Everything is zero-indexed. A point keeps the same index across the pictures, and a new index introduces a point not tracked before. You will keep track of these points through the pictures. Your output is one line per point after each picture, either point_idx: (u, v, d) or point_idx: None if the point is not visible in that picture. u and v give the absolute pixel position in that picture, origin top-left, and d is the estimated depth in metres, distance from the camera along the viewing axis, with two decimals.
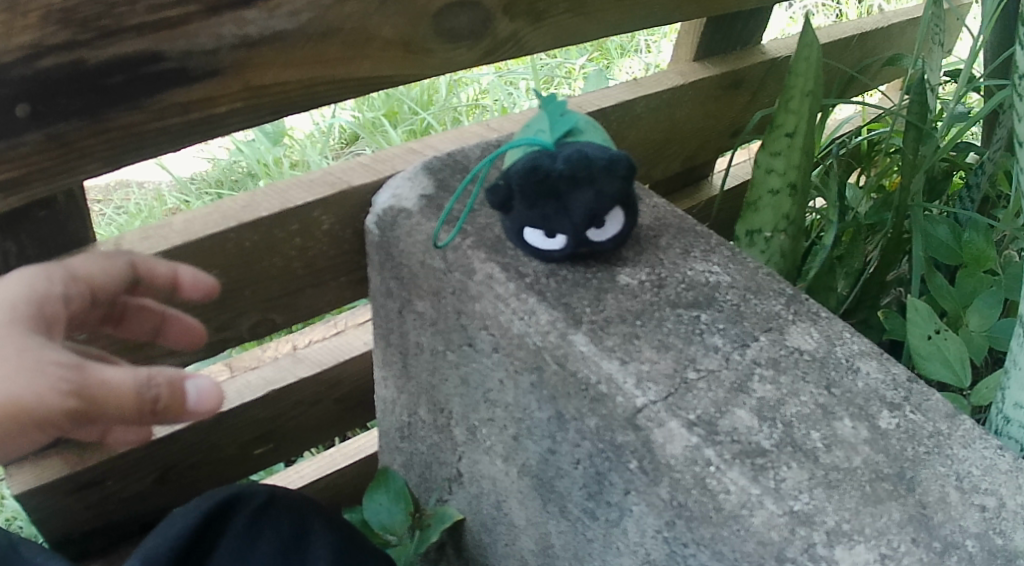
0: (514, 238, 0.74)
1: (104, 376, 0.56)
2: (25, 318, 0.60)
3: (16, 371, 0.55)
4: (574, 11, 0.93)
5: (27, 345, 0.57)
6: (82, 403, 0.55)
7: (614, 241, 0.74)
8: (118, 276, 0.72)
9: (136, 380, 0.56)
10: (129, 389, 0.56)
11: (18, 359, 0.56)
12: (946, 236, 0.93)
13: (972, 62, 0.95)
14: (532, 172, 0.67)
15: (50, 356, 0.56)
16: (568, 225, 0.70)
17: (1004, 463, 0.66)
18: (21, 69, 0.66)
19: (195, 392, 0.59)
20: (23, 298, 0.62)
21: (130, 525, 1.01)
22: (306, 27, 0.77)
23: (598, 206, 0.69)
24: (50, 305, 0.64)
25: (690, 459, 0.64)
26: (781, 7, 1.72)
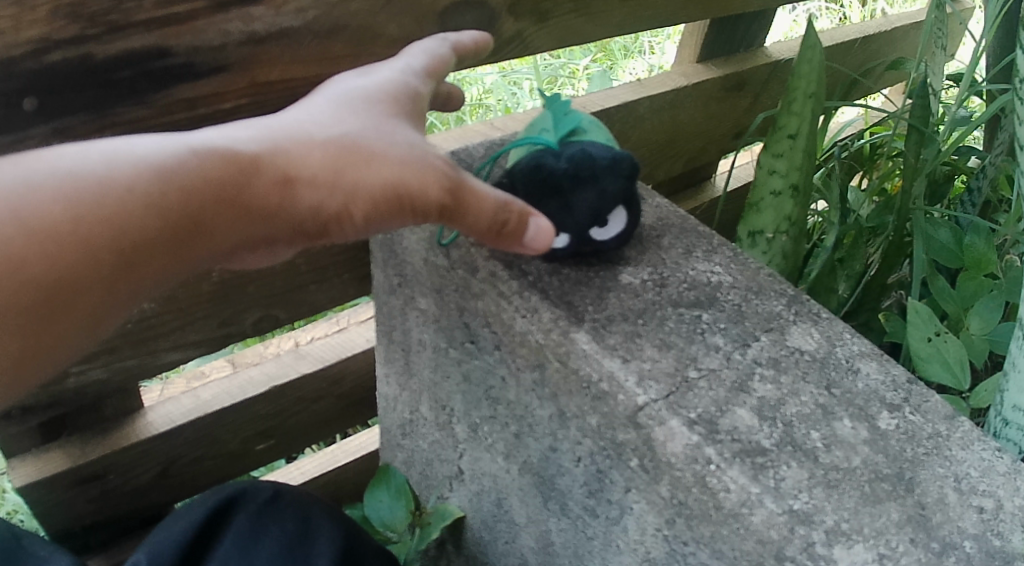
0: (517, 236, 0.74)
1: (475, 189, 0.63)
2: (405, 105, 0.66)
3: (365, 144, 0.61)
4: (579, 11, 0.93)
5: (405, 137, 0.63)
6: (468, 201, 0.63)
7: (616, 241, 0.74)
8: (451, 69, 0.71)
9: (496, 198, 0.63)
10: (490, 204, 0.63)
11: (403, 146, 0.62)
12: (947, 239, 0.93)
13: (974, 65, 0.96)
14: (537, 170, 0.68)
15: (395, 136, 0.63)
16: (571, 224, 0.70)
17: (1003, 465, 0.66)
18: (28, 63, 0.67)
19: (535, 232, 0.65)
20: (402, 85, 0.67)
21: (130, 519, 1.02)
22: (313, 24, 0.77)
23: (601, 205, 0.69)
24: (422, 97, 0.68)
25: (691, 457, 0.64)
26: (785, 10, 1.72)
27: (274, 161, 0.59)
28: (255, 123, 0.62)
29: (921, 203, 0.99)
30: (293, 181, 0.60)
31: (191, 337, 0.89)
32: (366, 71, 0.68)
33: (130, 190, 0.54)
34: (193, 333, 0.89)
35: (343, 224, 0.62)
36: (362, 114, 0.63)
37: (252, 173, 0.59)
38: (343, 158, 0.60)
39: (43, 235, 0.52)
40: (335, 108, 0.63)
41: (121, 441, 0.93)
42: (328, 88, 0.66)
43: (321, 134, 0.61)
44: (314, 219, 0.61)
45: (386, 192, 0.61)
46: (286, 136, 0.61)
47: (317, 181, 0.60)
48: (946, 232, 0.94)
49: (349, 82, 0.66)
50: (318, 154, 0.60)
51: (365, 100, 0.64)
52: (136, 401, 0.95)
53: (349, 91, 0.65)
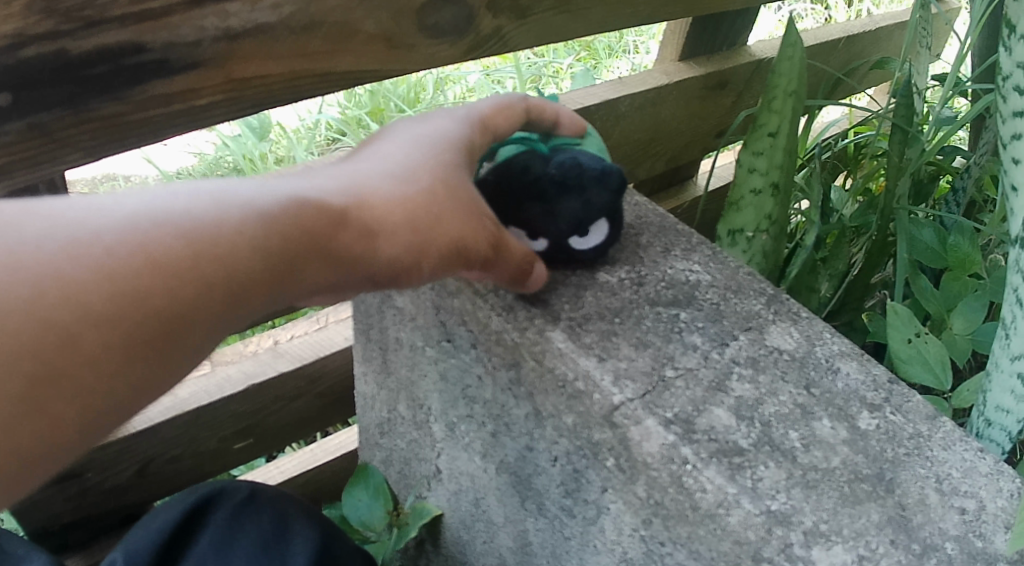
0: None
1: (513, 243, 0.65)
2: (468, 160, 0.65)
3: (447, 200, 0.60)
4: (559, 9, 0.93)
5: (474, 192, 0.62)
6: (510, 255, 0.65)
7: (593, 251, 0.73)
8: (512, 123, 0.70)
9: (523, 249, 0.66)
10: (518, 255, 0.66)
11: (471, 203, 0.62)
12: (932, 239, 0.92)
13: (958, 65, 0.96)
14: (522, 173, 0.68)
15: (469, 193, 0.62)
16: (550, 229, 0.69)
17: (984, 466, 0.66)
18: (2, 58, 0.66)
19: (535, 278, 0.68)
20: (463, 137, 0.65)
21: (109, 519, 1.01)
22: (289, 20, 0.76)
23: (584, 214, 0.69)
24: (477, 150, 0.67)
25: (667, 457, 0.63)
26: (770, 8, 1.71)
27: (367, 213, 0.57)
28: (329, 171, 0.59)
29: (905, 203, 0.99)
30: (384, 236, 0.57)
31: None
32: (422, 116, 0.66)
33: (244, 232, 0.50)
34: None
35: (414, 281, 0.60)
36: (440, 162, 0.62)
37: (345, 221, 0.56)
38: (431, 216, 0.59)
39: (160, 276, 0.47)
40: (414, 156, 0.61)
41: (99, 439, 0.92)
42: (397, 133, 0.63)
43: (405, 186, 0.59)
44: (394, 276, 0.59)
45: (461, 247, 0.60)
46: (370, 182, 0.58)
47: (406, 234, 0.58)
48: (930, 231, 0.93)
49: (412, 127, 0.64)
50: (404, 207, 0.58)
51: (441, 152, 0.62)
52: None
53: (420, 139, 0.63)
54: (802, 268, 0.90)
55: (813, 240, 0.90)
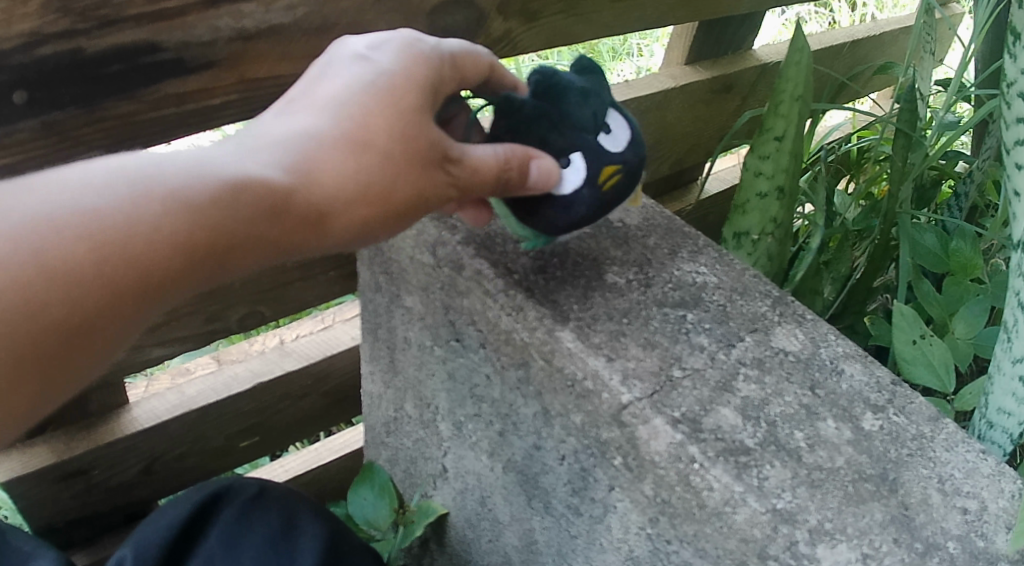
0: (538, 215, 0.67)
1: (475, 158, 0.62)
2: (432, 103, 0.62)
3: (402, 167, 0.59)
4: (568, 12, 0.94)
5: (436, 143, 0.61)
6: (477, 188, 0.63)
7: (636, 157, 0.67)
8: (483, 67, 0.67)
9: (499, 163, 0.62)
10: (494, 175, 0.62)
11: (430, 158, 0.61)
12: (933, 243, 0.94)
13: (962, 71, 0.96)
14: (509, 101, 0.65)
15: (428, 149, 0.60)
16: (571, 134, 0.65)
17: (986, 467, 0.67)
18: (18, 57, 0.67)
19: (535, 172, 0.63)
20: (428, 73, 0.62)
21: (114, 516, 1.02)
22: (303, 21, 0.77)
23: (591, 103, 0.65)
24: (445, 84, 0.64)
25: (674, 455, 0.64)
26: (774, 13, 1.72)
27: (313, 195, 0.57)
28: (273, 134, 0.58)
29: (908, 207, 1.00)
30: (330, 214, 0.57)
31: (177, 332, 0.89)
32: (379, 47, 0.62)
33: (157, 230, 0.50)
34: (180, 329, 0.89)
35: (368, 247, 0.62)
36: (397, 114, 0.59)
37: (290, 205, 0.56)
38: (383, 188, 0.59)
39: (85, 279, 0.48)
40: (370, 108, 0.59)
41: (106, 436, 0.93)
42: (352, 73, 0.60)
43: (354, 156, 0.58)
44: (347, 246, 0.60)
45: (412, 210, 0.61)
46: (315, 150, 0.57)
47: (355, 210, 0.58)
48: (932, 235, 0.94)
49: (368, 64, 0.61)
50: (354, 183, 0.58)
51: (399, 100, 0.60)
52: (122, 396, 0.94)
53: (378, 83, 0.60)
54: (806, 271, 0.91)
55: (818, 244, 0.91)
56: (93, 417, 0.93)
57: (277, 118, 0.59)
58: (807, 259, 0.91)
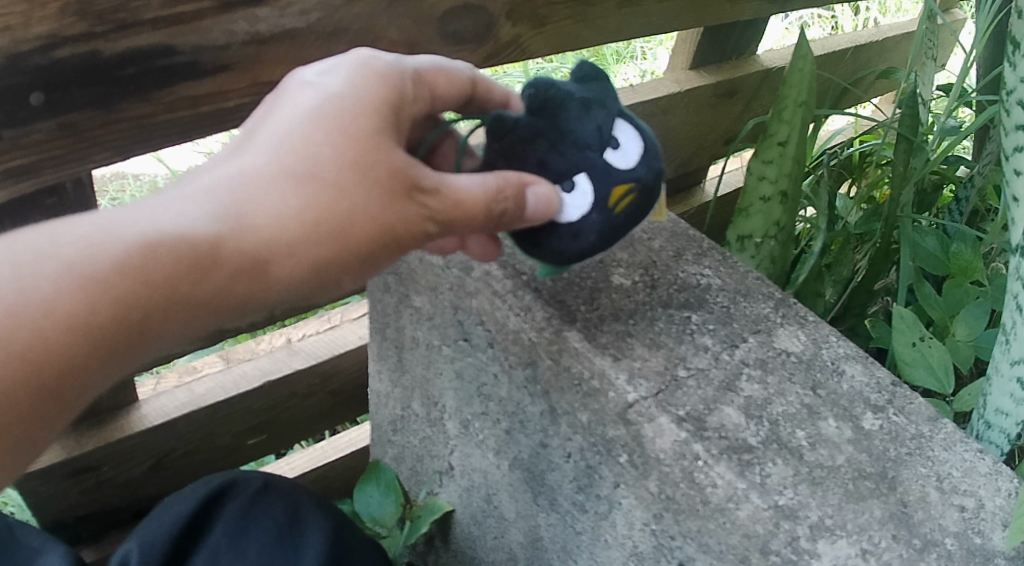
0: (546, 244, 0.65)
1: (451, 190, 0.62)
2: (390, 126, 0.61)
3: (358, 198, 0.59)
4: (576, 17, 0.96)
5: (400, 169, 0.60)
6: (455, 216, 0.62)
7: (651, 172, 0.64)
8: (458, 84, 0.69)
9: (484, 193, 0.62)
10: (479, 203, 0.62)
11: (392, 187, 0.60)
12: (933, 247, 0.95)
13: (963, 77, 0.98)
14: (502, 122, 0.64)
15: (387, 175, 0.60)
16: (574, 156, 0.62)
17: (984, 466, 0.68)
18: (36, 59, 0.68)
19: (533, 202, 0.61)
20: (382, 96, 0.62)
21: (122, 512, 1.03)
22: (315, 26, 0.79)
23: (593, 118, 0.62)
24: (403, 106, 0.63)
25: (679, 453, 0.66)
26: (776, 17, 1.74)
27: (264, 233, 0.57)
28: (214, 176, 0.57)
29: (909, 211, 1.02)
30: (284, 253, 0.57)
31: None
32: (329, 72, 0.62)
33: (52, 309, 0.51)
34: None
35: (340, 288, 0.62)
36: (348, 140, 0.59)
37: (237, 248, 0.56)
38: (339, 222, 0.58)
39: None
40: (319, 137, 0.59)
41: (116, 433, 0.94)
42: (302, 101, 0.60)
43: (304, 188, 0.58)
44: (314, 287, 0.60)
45: (379, 242, 0.60)
46: (254, 193, 0.57)
47: (311, 247, 0.58)
48: (933, 239, 0.96)
49: (316, 91, 0.60)
50: (306, 219, 0.57)
51: (350, 126, 0.59)
52: (131, 394, 0.95)
53: (328, 110, 0.60)
54: (808, 274, 0.93)
55: (820, 248, 0.93)
56: (103, 414, 0.94)
57: (223, 159, 0.59)
58: (809, 263, 0.93)
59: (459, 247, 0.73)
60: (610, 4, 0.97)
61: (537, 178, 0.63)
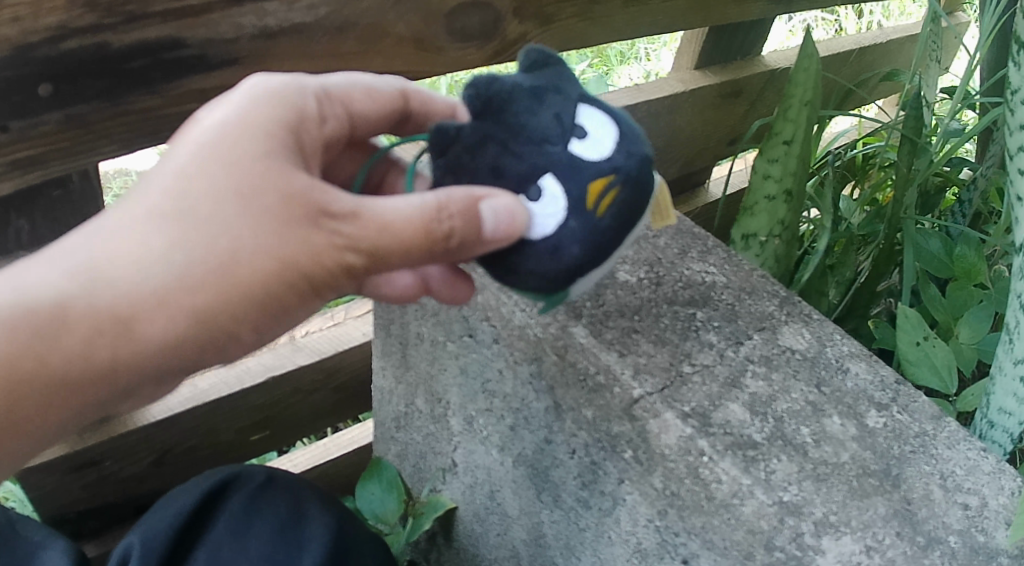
0: (526, 268, 0.59)
1: (368, 217, 0.58)
2: (279, 149, 0.58)
3: (237, 232, 0.56)
4: (582, 16, 0.96)
5: (294, 200, 0.57)
6: (379, 241, 0.58)
7: (631, 157, 0.58)
8: (387, 101, 0.68)
9: (418, 217, 0.58)
10: (413, 229, 0.58)
11: (287, 221, 0.57)
12: (937, 248, 0.96)
13: (967, 79, 0.98)
14: (443, 131, 0.58)
15: (276, 205, 0.56)
16: (537, 155, 0.57)
17: (987, 465, 0.68)
18: (45, 50, 0.68)
19: (492, 217, 0.56)
20: (268, 119, 0.59)
21: (123, 507, 1.02)
22: (324, 21, 0.79)
23: (547, 110, 0.57)
24: (299, 131, 0.60)
25: (684, 448, 0.66)
26: (780, 21, 1.75)
27: (125, 284, 0.55)
28: (96, 228, 0.56)
29: (913, 213, 1.02)
30: (153, 305, 0.55)
31: None
32: (216, 100, 0.59)
33: None
34: None
35: (241, 333, 0.60)
36: (225, 170, 0.56)
37: (95, 305, 0.54)
38: (218, 262, 0.56)
39: None
40: (189, 172, 0.56)
41: (119, 428, 0.94)
42: (180, 135, 0.58)
43: (171, 229, 0.55)
44: (204, 336, 0.58)
45: (277, 279, 0.57)
46: (128, 244, 0.55)
47: (184, 294, 0.56)
48: (937, 241, 0.96)
49: (199, 124, 0.57)
50: (175, 264, 0.55)
51: (226, 154, 0.56)
52: None
53: (205, 139, 0.57)
54: (812, 274, 0.93)
55: (824, 246, 0.93)
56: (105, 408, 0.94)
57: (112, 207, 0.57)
58: (813, 263, 0.92)
59: (425, 290, 0.72)
60: (616, 3, 0.98)
61: (492, 191, 0.57)
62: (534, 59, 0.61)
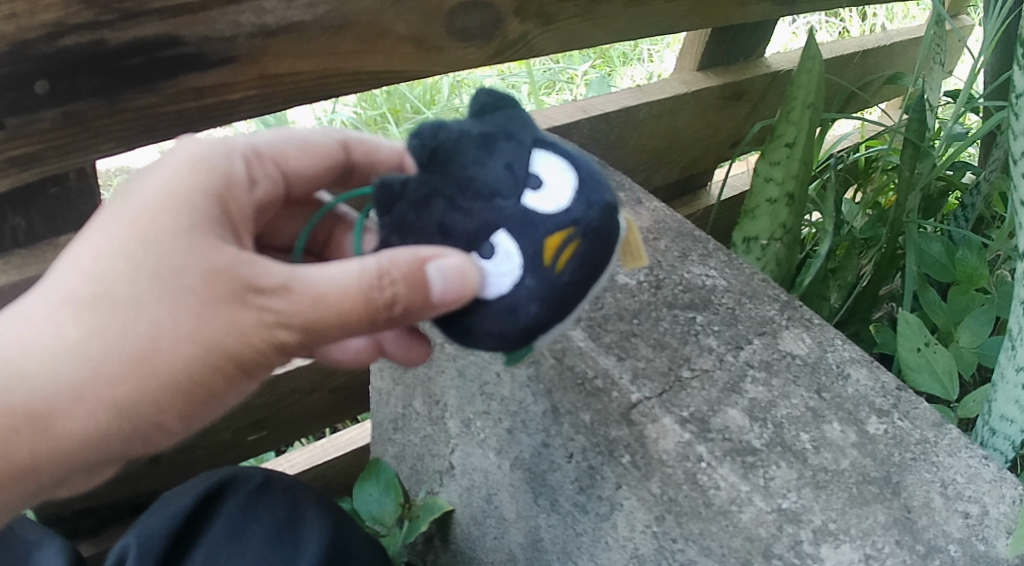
0: (483, 329, 0.55)
1: (302, 290, 0.55)
2: (201, 221, 0.56)
3: (155, 316, 0.54)
4: (584, 16, 0.96)
5: (218, 276, 0.54)
6: (313, 315, 0.55)
7: (592, 208, 0.53)
8: (321, 155, 0.68)
9: (358, 287, 0.55)
10: (353, 301, 0.55)
11: (209, 301, 0.54)
12: (939, 253, 0.95)
13: (971, 82, 0.97)
14: (388, 186, 0.55)
15: (196, 285, 0.54)
16: (489, 210, 0.53)
17: (989, 473, 0.67)
18: (41, 47, 0.67)
19: (440, 278, 0.52)
20: (190, 191, 0.57)
21: (120, 507, 1.01)
22: (323, 19, 0.78)
23: (496, 160, 0.53)
24: (227, 200, 0.58)
25: (682, 454, 0.65)
26: (784, 22, 1.74)
27: (39, 379, 0.54)
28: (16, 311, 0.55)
29: (915, 217, 1.01)
30: (69, 399, 0.54)
31: None
32: (144, 170, 0.58)
33: None
34: None
35: (169, 422, 0.58)
36: (142, 250, 0.54)
37: (10, 403, 0.54)
38: (137, 349, 0.54)
39: None
40: (104, 254, 0.54)
41: None
42: (99, 214, 0.56)
43: (85, 317, 0.54)
44: (127, 427, 0.56)
45: (202, 363, 0.55)
46: (42, 331, 0.54)
47: (100, 386, 0.54)
48: (938, 245, 0.96)
49: (125, 199, 0.56)
50: (90, 355, 0.54)
51: (142, 233, 0.54)
52: None
53: (122, 216, 0.55)
54: (814, 277, 0.93)
55: (826, 250, 0.92)
56: None
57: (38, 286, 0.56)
58: (815, 266, 0.92)
59: (381, 352, 0.72)
60: (618, 3, 0.98)
61: (439, 251, 0.54)
62: (487, 102, 0.57)
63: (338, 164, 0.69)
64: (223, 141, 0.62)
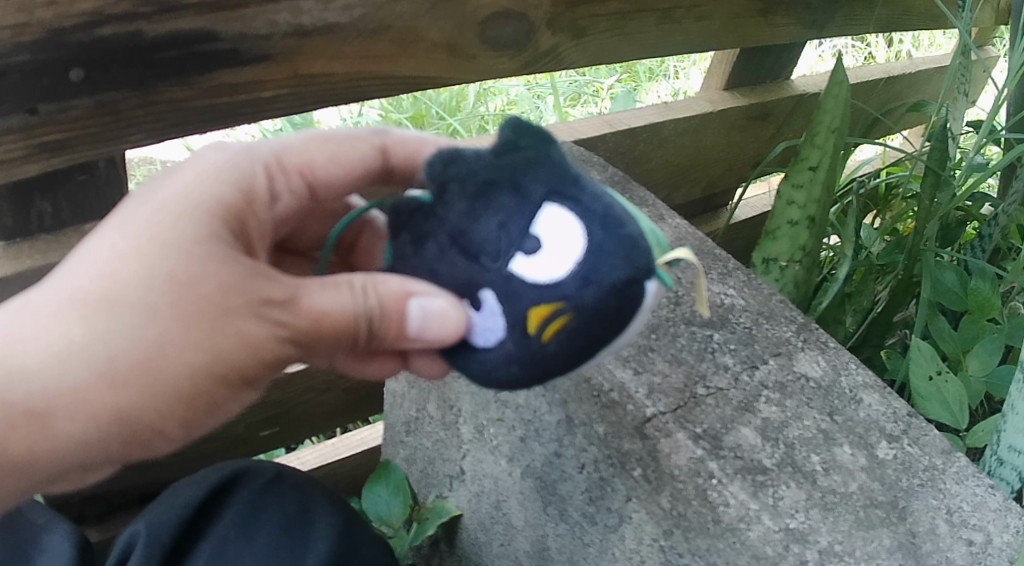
0: (470, 370, 0.58)
1: (308, 308, 0.58)
2: (219, 232, 0.57)
3: (167, 323, 0.55)
4: (615, 31, 0.97)
5: (232, 287, 0.56)
6: (313, 329, 0.58)
7: (591, 286, 0.51)
8: (355, 160, 0.68)
9: (353, 309, 0.58)
10: (349, 320, 0.58)
11: (218, 312, 0.55)
12: (953, 283, 0.94)
13: (995, 113, 0.96)
14: (398, 211, 0.58)
15: (211, 294, 0.55)
16: (476, 267, 0.54)
17: (994, 502, 0.67)
18: (78, 35, 0.68)
19: (420, 317, 0.55)
20: (211, 201, 0.59)
21: (128, 495, 1.02)
22: (358, 22, 0.79)
23: (490, 218, 0.53)
24: (246, 213, 0.61)
25: (693, 470, 0.66)
26: (811, 45, 1.76)
27: (40, 380, 0.54)
28: (20, 307, 0.55)
29: (933, 244, 1.01)
30: (69, 401, 0.54)
31: None
32: (165, 176, 0.60)
33: None
34: None
35: (168, 429, 0.58)
36: (158, 253, 0.55)
37: (7, 400, 0.53)
38: (141, 356, 0.55)
39: None
40: (118, 255, 0.55)
41: None
42: (117, 214, 0.57)
43: (94, 319, 0.54)
44: (126, 432, 0.57)
45: (205, 376, 0.56)
46: (48, 329, 0.54)
47: (103, 391, 0.55)
48: (951, 274, 0.94)
49: (147, 203, 0.57)
50: (95, 356, 0.54)
51: (161, 238, 0.56)
52: None
53: (141, 219, 0.56)
54: (831, 300, 0.93)
55: (845, 274, 0.92)
56: None
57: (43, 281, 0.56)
58: (833, 289, 0.92)
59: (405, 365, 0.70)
60: (650, 19, 0.99)
61: (429, 288, 0.56)
62: (508, 135, 0.56)
63: (374, 168, 0.69)
64: (246, 152, 0.64)
